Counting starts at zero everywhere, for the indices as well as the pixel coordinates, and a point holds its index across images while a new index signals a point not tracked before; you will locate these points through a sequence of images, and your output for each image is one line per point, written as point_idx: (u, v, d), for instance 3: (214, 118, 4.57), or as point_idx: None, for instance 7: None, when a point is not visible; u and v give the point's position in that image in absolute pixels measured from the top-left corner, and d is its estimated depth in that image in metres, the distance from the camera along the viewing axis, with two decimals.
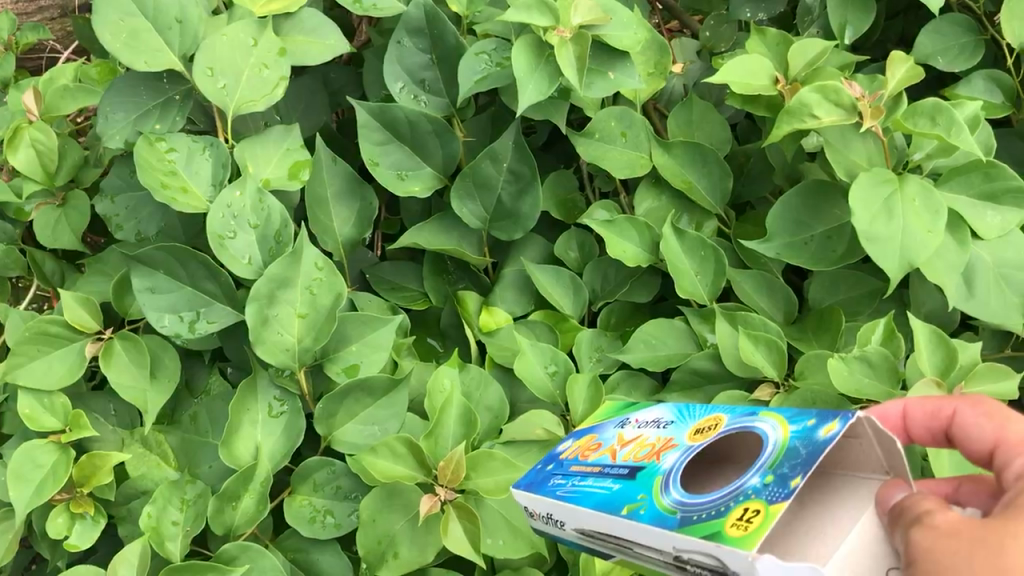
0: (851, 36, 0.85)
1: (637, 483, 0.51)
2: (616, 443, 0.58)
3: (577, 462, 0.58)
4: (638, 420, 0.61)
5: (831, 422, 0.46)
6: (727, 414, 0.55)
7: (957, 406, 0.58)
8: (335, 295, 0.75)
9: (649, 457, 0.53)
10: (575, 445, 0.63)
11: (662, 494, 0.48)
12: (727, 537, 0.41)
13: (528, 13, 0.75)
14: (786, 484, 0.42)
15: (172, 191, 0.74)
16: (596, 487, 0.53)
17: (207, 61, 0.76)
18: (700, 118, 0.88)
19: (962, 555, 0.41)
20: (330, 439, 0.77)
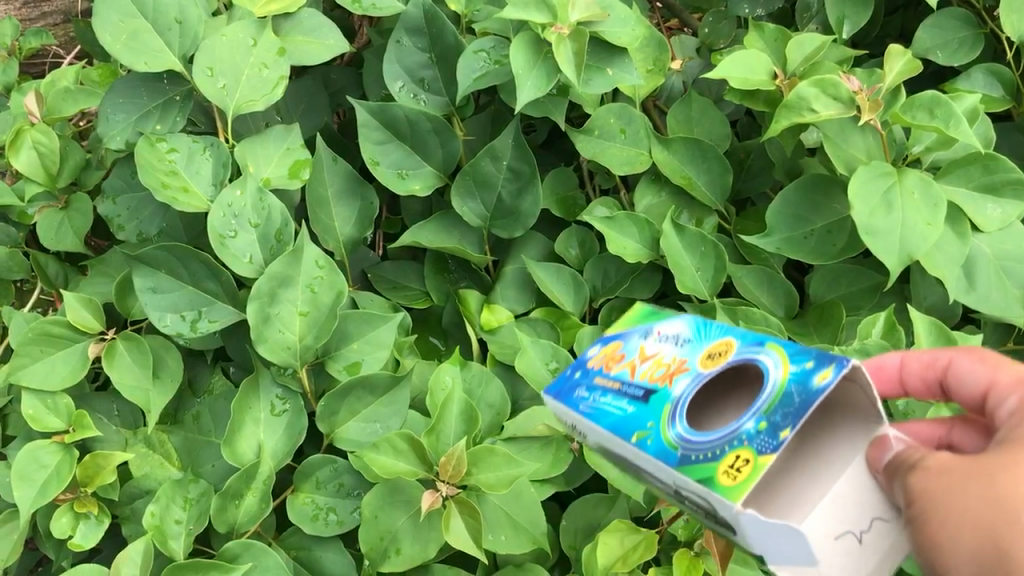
0: (849, 30, 0.85)
1: (646, 409, 0.50)
2: (636, 357, 0.56)
3: (599, 375, 0.56)
4: (661, 331, 0.58)
5: (825, 368, 0.45)
6: (741, 338, 0.53)
7: (951, 354, 0.58)
8: (336, 292, 0.76)
9: (662, 380, 0.52)
10: (601, 352, 0.60)
11: (668, 425, 0.48)
12: (718, 485, 0.43)
13: (526, 10, 0.75)
14: (777, 436, 0.42)
15: (173, 190, 0.75)
16: (610, 409, 0.52)
17: (207, 61, 0.76)
18: (700, 114, 0.88)
19: (956, 489, 0.43)
20: (332, 436, 0.77)
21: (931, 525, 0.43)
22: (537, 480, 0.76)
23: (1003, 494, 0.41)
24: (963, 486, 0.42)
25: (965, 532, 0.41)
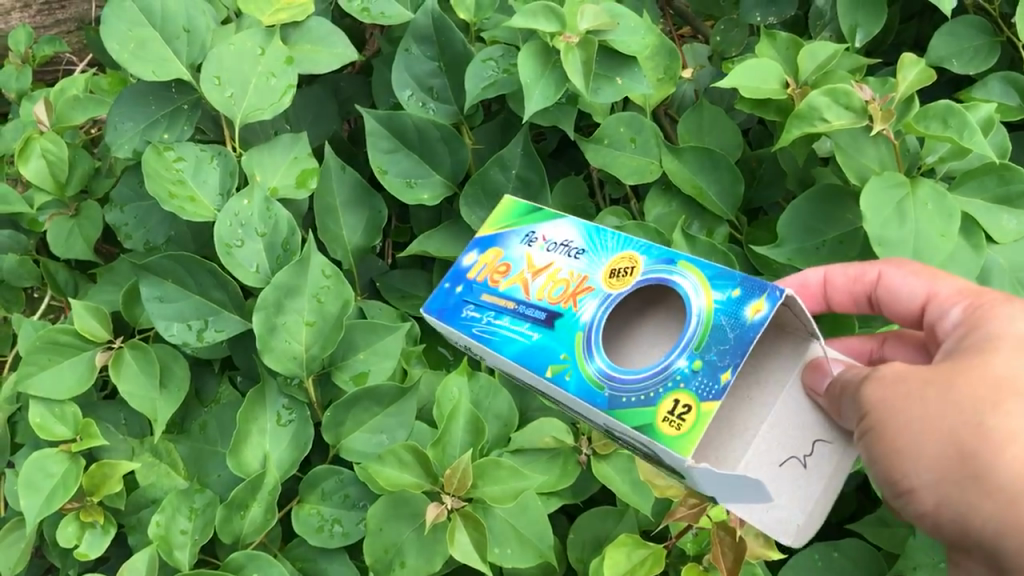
0: (862, 39, 0.84)
1: (558, 336, 0.58)
2: (530, 273, 0.64)
3: (488, 290, 0.64)
4: (546, 237, 0.66)
5: (757, 299, 0.53)
6: (644, 254, 0.61)
7: (883, 268, 0.68)
8: (342, 302, 0.75)
9: (564, 301, 0.60)
10: (481, 259, 0.67)
11: (587, 360, 0.56)
12: (663, 435, 0.50)
13: (534, 20, 0.74)
14: (717, 379, 0.51)
15: (180, 200, 0.74)
16: (515, 335, 0.60)
17: (215, 70, 0.76)
18: (711, 123, 0.87)
19: (914, 397, 0.53)
20: (338, 447, 0.76)
21: (894, 432, 0.53)
22: (544, 493, 0.75)
23: (959, 399, 0.52)
24: (921, 397, 0.53)
25: (928, 438, 0.52)
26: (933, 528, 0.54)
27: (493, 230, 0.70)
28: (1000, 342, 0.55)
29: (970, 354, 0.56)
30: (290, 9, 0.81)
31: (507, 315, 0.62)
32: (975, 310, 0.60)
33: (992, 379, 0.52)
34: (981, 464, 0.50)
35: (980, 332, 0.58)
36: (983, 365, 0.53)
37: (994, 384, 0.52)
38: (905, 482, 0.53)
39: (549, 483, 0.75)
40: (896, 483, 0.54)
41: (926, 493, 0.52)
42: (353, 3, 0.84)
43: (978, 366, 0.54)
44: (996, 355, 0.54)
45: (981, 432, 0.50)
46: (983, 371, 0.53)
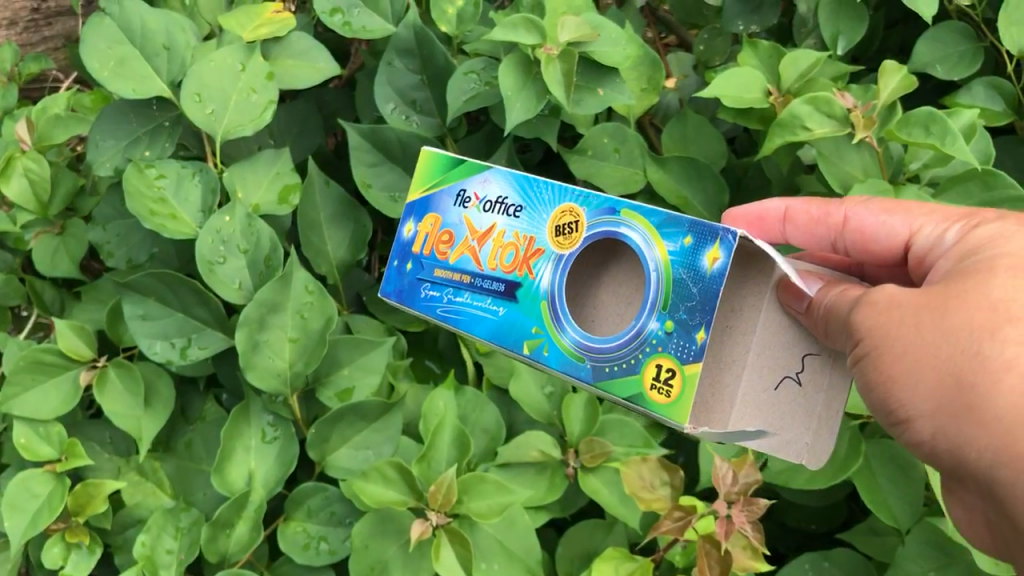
0: (844, 45, 0.83)
1: (523, 308, 0.59)
2: (478, 241, 0.62)
3: (439, 265, 0.64)
4: (478, 195, 0.63)
5: (713, 246, 0.52)
6: (585, 205, 0.58)
7: (852, 209, 0.69)
8: (326, 318, 0.75)
9: (519, 269, 0.60)
10: (420, 229, 0.67)
11: (560, 332, 0.58)
12: (656, 404, 0.53)
13: (515, 31, 0.74)
14: (692, 340, 0.52)
15: (161, 218, 0.74)
16: (480, 312, 0.61)
17: (195, 87, 0.76)
18: (695, 132, 0.87)
19: (907, 326, 0.54)
20: (323, 464, 0.76)
21: (890, 360, 0.54)
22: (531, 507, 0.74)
23: (953, 326, 0.53)
24: (916, 325, 0.54)
25: (924, 367, 0.53)
26: (931, 456, 0.55)
27: (421, 191, 0.68)
28: (1001, 263, 0.55)
29: (969, 275, 0.56)
30: (270, 26, 0.82)
31: (465, 291, 0.62)
32: (969, 238, 0.61)
33: (988, 302, 0.53)
34: (976, 396, 0.50)
35: (977, 256, 0.58)
36: (980, 289, 0.54)
37: (989, 308, 0.52)
38: (902, 410, 0.54)
39: (538, 495, 0.74)
40: (896, 412, 0.55)
41: (922, 422, 0.53)
42: (335, 18, 0.84)
43: (975, 289, 0.54)
44: (994, 278, 0.54)
45: (978, 360, 0.51)
46: (980, 295, 0.53)
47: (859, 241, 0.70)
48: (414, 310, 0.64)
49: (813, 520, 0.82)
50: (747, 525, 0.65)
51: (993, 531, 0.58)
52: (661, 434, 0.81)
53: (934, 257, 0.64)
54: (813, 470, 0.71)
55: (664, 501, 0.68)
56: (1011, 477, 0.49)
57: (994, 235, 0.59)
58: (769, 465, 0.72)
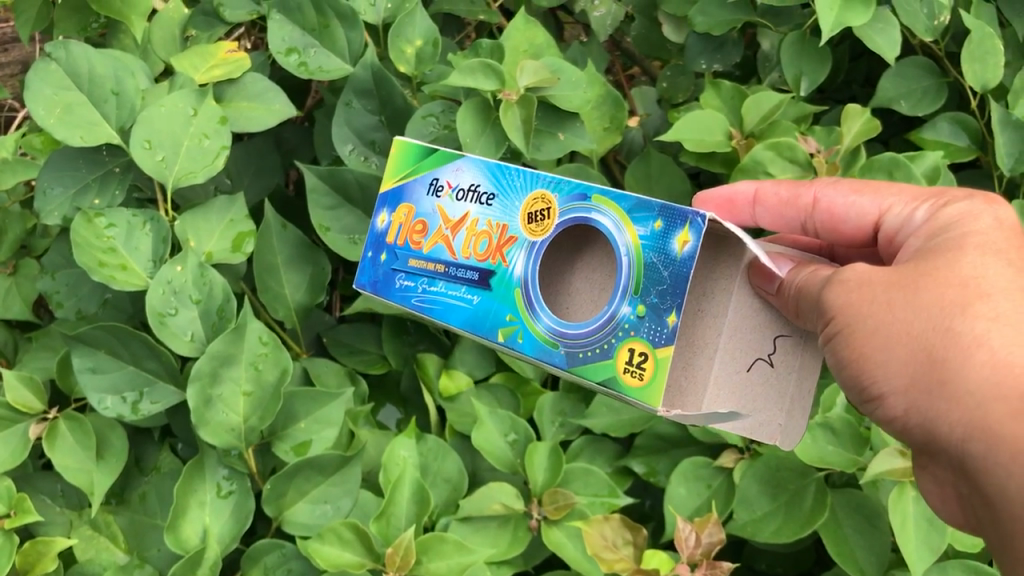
0: (807, 87, 0.83)
1: (495, 296, 0.60)
2: (452, 229, 0.64)
3: (413, 254, 0.65)
4: (450, 183, 0.65)
5: (682, 229, 0.54)
6: (555, 191, 0.59)
7: (819, 190, 0.68)
8: (281, 371, 0.73)
9: (492, 257, 0.61)
10: (394, 219, 0.68)
11: (534, 319, 0.59)
12: (631, 388, 0.54)
13: (473, 77, 0.73)
14: (664, 323, 0.53)
15: (110, 269, 0.72)
16: (455, 301, 0.62)
17: (145, 133, 0.73)
18: (659, 172, 0.86)
19: (878, 302, 0.56)
20: (279, 519, 0.73)
21: (862, 338, 0.56)
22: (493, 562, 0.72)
23: (926, 304, 0.55)
24: (887, 303, 0.56)
25: (896, 344, 0.55)
26: (902, 431, 0.57)
27: (395, 181, 0.69)
28: (967, 241, 0.58)
29: (939, 251, 0.58)
30: (225, 66, 0.81)
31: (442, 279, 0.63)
32: (937, 215, 0.62)
33: (959, 280, 0.55)
34: (947, 371, 0.53)
35: (943, 234, 0.60)
36: (951, 266, 0.56)
37: (960, 285, 0.55)
38: (875, 387, 0.56)
39: (500, 549, 0.73)
40: (868, 388, 0.58)
41: (895, 399, 0.56)
42: (291, 58, 0.82)
43: (946, 267, 0.57)
44: (964, 255, 0.57)
45: (951, 336, 0.53)
46: (951, 273, 0.56)
47: (829, 222, 0.69)
48: (388, 300, 0.65)
49: (783, 564, 0.81)
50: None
51: (960, 506, 0.57)
52: (626, 482, 0.80)
53: (905, 235, 0.64)
54: (778, 523, 0.70)
55: (627, 562, 0.69)
56: (982, 451, 0.51)
57: (959, 212, 0.61)
58: (734, 518, 0.70)
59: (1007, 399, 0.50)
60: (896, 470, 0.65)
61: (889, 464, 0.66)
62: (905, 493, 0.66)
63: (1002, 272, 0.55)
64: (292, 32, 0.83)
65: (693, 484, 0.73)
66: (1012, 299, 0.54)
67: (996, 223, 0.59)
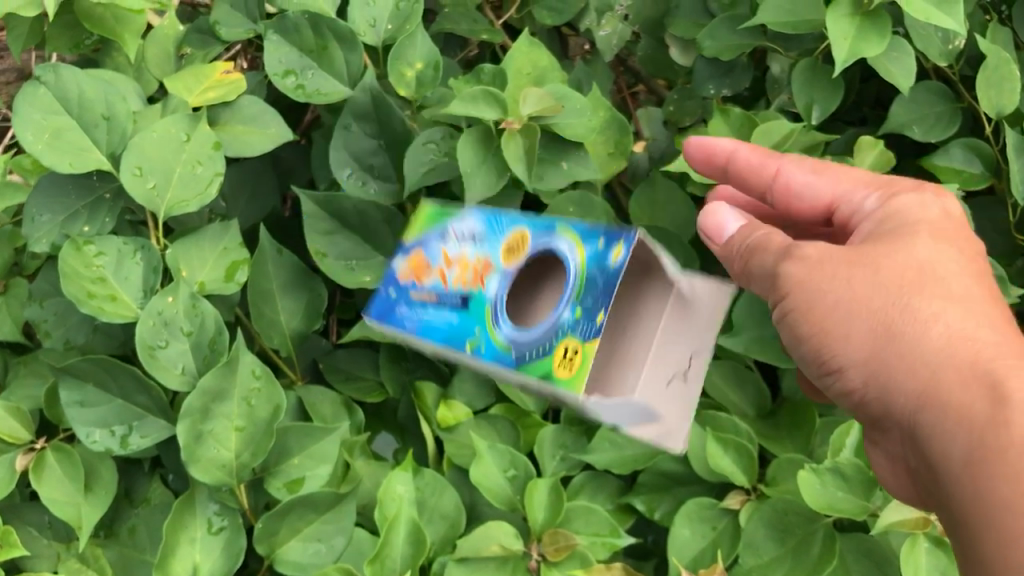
0: (819, 116, 0.81)
1: (472, 313, 0.65)
2: (443, 262, 0.69)
3: (416, 289, 0.70)
4: (459, 231, 0.70)
5: (617, 246, 0.60)
6: (532, 226, 0.67)
7: (785, 166, 0.75)
8: (274, 407, 0.71)
9: (474, 284, 0.66)
10: (409, 262, 0.72)
11: (495, 327, 0.63)
12: (560, 377, 0.56)
13: (475, 105, 0.71)
14: (594, 320, 0.57)
15: (99, 300, 0.70)
16: (439, 321, 0.67)
17: (136, 159, 0.71)
18: (666, 199, 0.86)
19: (837, 279, 0.62)
20: (271, 558, 0.71)
21: (823, 313, 0.62)
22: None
23: (882, 280, 0.61)
24: (847, 278, 0.61)
25: (853, 319, 0.61)
26: (857, 402, 0.63)
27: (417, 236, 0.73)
28: (913, 225, 0.65)
29: (892, 237, 0.65)
30: (221, 88, 0.79)
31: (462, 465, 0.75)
32: (887, 203, 0.68)
33: (914, 264, 0.62)
34: (903, 344, 0.59)
35: (895, 220, 0.66)
36: (907, 250, 0.63)
37: (914, 271, 0.61)
38: (834, 361, 0.62)
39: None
40: (827, 361, 0.63)
41: (855, 372, 0.61)
42: (287, 81, 0.80)
43: (900, 251, 0.63)
44: (917, 241, 0.63)
45: (903, 308, 0.60)
46: (902, 258, 0.62)
47: (784, 194, 0.76)
48: (387, 325, 0.69)
49: None
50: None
51: (909, 474, 0.64)
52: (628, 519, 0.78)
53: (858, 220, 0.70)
54: (786, 569, 0.68)
55: None
56: (936, 419, 0.57)
57: (906, 200, 0.68)
58: (740, 562, 0.69)
59: (960, 368, 0.57)
60: (909, 520, 0.65)
61: (903, 515, 0.65)
62: (917, 544, 0.65)
63: (948, 260, 0.62)
64: (289, 53, 0.80)
65: (699, 525, 0.71)
66: (961, 281, 0.61)
67: (942, 213, 0.66)
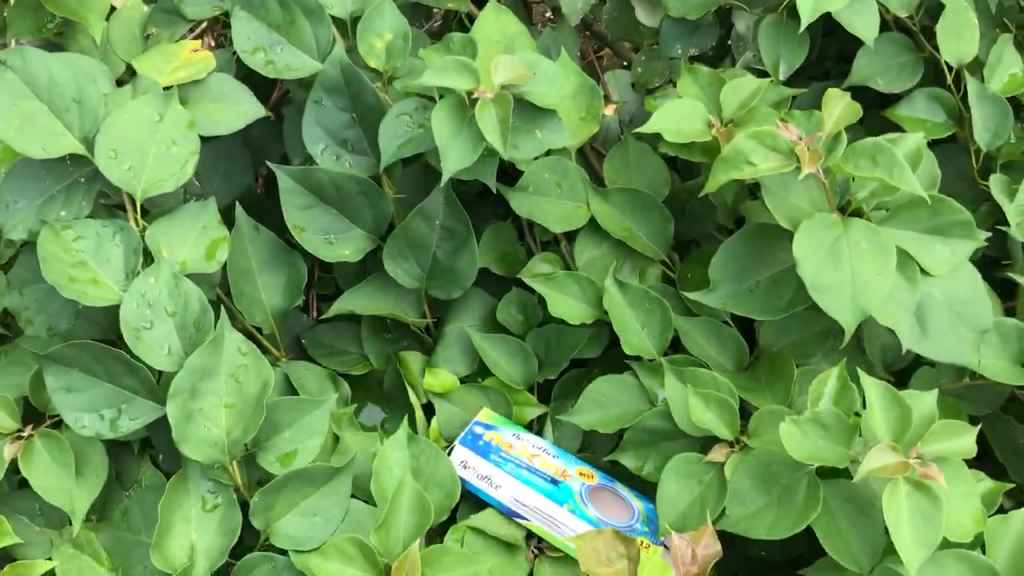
0: (786, 70, 0.84)
1: (564, 493, 0.76)
2: (525, 450, 0.79)
3: (515, 458, 0.78)
4: (532, 438, 0.80)
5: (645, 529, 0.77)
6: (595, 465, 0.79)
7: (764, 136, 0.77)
8: (262, 383, 0.71)
9: (561, 475, 0.77)
10: (514, 456, 0.78)
11: (584, 504, 0.76)
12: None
13: (447, 75, 0.72)
14: None
15: (81, 284, 0.70)
16: (535, 483, 0.77)
17: (110, 142, 0.71)
18: (637, 161, 0.87)
19: None
20: (268, 532, 0.72)
21: None
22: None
23: None
24: None
25: None
26: None
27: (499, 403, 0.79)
28: None
29: None
30: (190, 67, 0.79)
31: (500, 452, 0.78)
32: None
33: None
34: None
35: None
36: None
37: None
38: None
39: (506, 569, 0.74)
40: None
41: None
42: (257, 57, 0.80)
43: None
44: None
45: None
46: None
47: None
48: (488, 466, 0.78)
49: (770, 547, 0.81)
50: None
51: None
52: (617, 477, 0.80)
53: None
54: (772, 519, 0.69)
55: None
56: None
57: None
58: (727, 513, 0.70)
59: None
60: (889, 466, 0.63)
61: (882, 461, 0.63)
62: (897, 489, 0.64)
63: None
64: (258, 30, 0.81)
65: (685, 480, 0.73)
66: None
67: None
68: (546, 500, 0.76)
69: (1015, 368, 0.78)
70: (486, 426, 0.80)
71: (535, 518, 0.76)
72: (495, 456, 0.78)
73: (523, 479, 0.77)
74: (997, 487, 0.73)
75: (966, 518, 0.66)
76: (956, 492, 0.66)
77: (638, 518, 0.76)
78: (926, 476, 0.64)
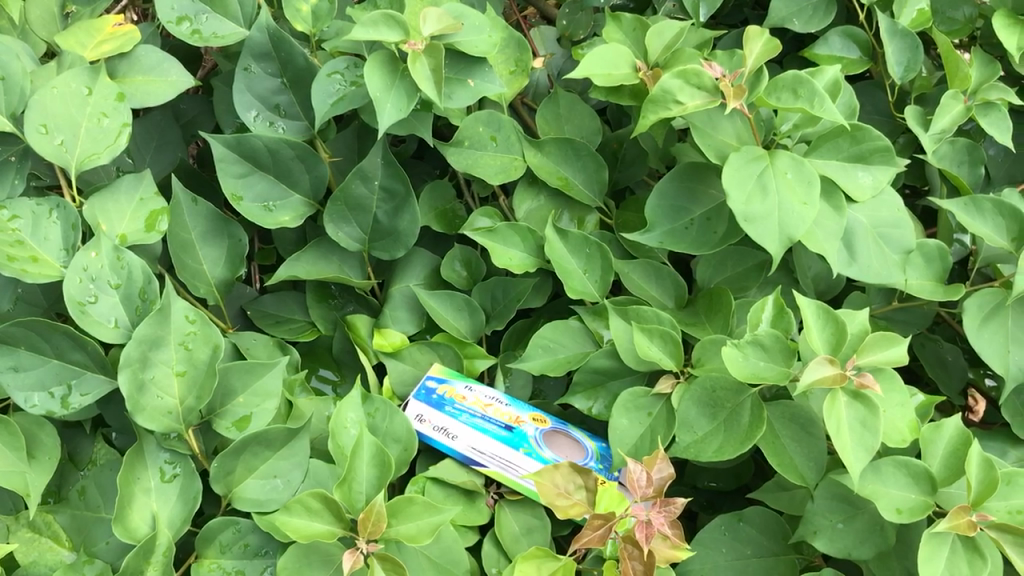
0: (706, 13, 0.87)
1: (520, 439, 0.78)
2: (478, 400, 0.80)
3: (469, 409, 0.79)
4: (485, 389, 0.81)
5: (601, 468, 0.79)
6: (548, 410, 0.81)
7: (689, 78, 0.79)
8: (212, 347, 0.72)
9: (515, 422, 0.79)
10: (467, 408, 0.79)
11: (539, 448, 0.77)
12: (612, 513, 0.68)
13: (376, 29, 0.72)
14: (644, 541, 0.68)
15: (21, 262, 0.69)
16: (490, 432, 0.78)
17: (39, 117, 0.70)
18: (568, 111, 0.89)
19: None
20: (230, 497, 0.72)
21: None
22: (461, 525, 0.75)
23: None
24: None
25: None
26: None
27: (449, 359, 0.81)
28: None
29: None
30: (114, 40, 0.78)
31: (454, 404, 0.80)
32: None
33: None
34: None
35: None
36: None
37: None
38: None
39: (469, 516, 0.75)
40: None
41: None
42: (182, 26, 0.80)
43: None
44: None
45: None
46: None
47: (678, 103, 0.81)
48: (443, 418, 0.79)
49: (718, 479, 0.84)
50: (666, 525, 0.66)
51: None
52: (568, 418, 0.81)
53: None
54: (720, 441, 0.72)
55: (582, 505, 0.68)
56: None
57: None
58: (677, 442, 0.72)
59: None
60: (827, 377, 0.67)
61: (820, 373, 0.67)
62: (836, 400, 0.67)
63: None
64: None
65: (635, 414, 0.75)
66: None
67: None
68: (503, 447, 0.77)
69: (937, 286, 0.81)
70: (439, 380, 0.81)
71: (493, 465, 0.77)
72: (449, 408, 0.79)
73: (478, 427, 0.78)
74: (929, 398, 0.77)
75: (901, 425, 0.69)
76: (892, 401, 0.69)
77: (592, 457, 0.78)
78: (862, 385, 0.67)
